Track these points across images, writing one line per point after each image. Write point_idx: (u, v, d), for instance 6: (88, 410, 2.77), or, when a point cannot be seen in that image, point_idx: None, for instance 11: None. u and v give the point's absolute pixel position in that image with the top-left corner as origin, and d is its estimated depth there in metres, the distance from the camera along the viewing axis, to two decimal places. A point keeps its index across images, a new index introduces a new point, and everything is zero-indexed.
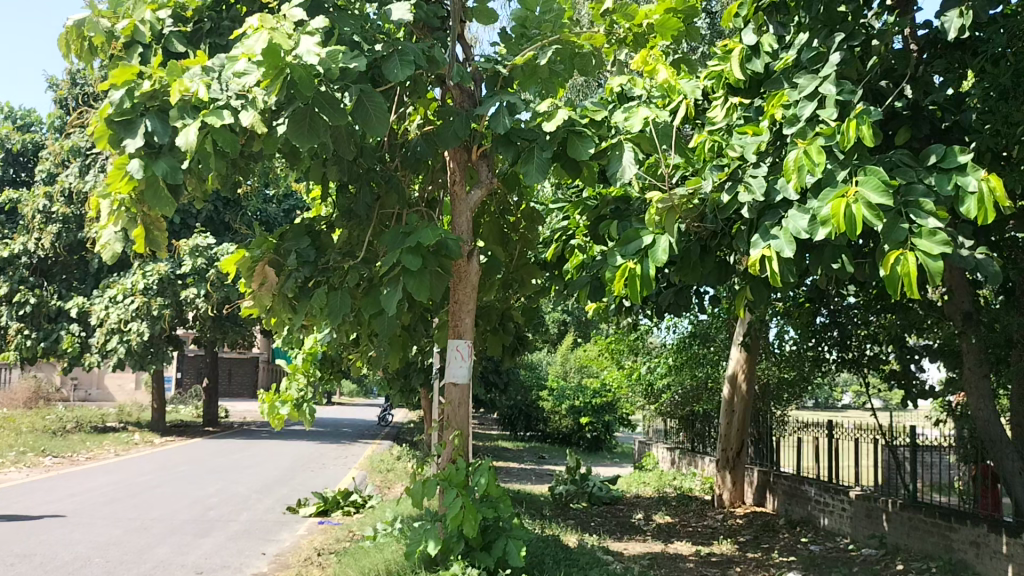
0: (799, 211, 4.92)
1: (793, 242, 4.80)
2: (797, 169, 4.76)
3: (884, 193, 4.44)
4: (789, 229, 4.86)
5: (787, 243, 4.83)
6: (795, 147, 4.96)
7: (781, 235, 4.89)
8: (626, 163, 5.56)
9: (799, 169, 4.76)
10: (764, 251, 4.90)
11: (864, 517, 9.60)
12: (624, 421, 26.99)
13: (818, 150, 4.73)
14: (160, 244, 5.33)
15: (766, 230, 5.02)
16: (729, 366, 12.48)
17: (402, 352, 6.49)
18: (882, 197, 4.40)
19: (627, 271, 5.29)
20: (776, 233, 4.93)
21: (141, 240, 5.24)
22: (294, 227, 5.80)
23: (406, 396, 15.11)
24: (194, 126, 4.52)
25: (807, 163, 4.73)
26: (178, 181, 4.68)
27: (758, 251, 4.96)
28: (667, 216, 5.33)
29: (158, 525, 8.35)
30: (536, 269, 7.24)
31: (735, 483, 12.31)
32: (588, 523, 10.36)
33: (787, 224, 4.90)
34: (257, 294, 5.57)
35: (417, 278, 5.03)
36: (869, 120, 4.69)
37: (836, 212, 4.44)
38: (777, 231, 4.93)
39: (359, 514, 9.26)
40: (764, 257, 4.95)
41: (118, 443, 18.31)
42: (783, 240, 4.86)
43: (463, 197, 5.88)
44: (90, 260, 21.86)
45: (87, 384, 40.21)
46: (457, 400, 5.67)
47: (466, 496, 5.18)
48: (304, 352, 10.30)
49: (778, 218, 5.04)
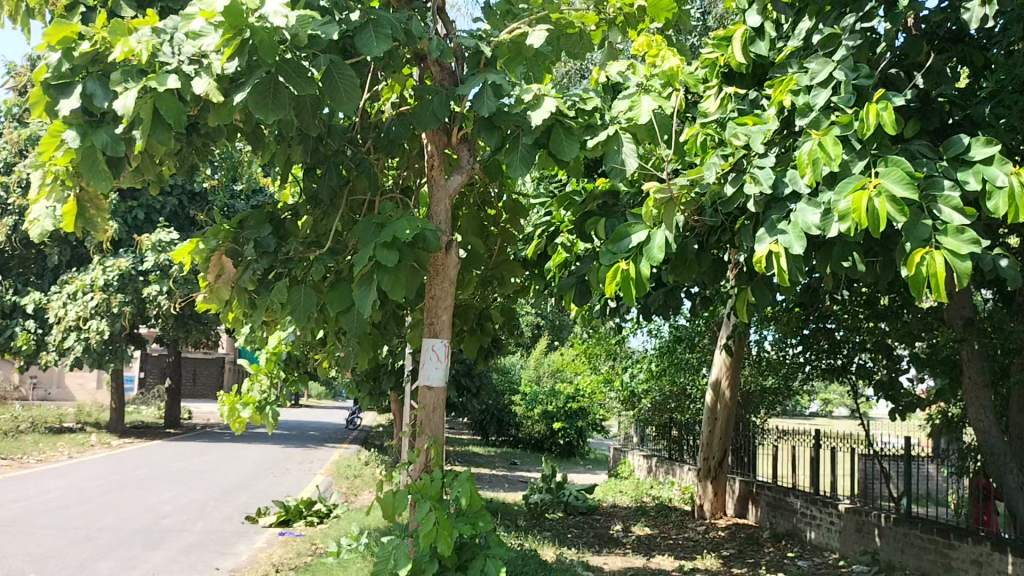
0: (809, 206, 4.49)
1: (804, 238, 4.36)
2: (811, 162, 4.31)
3: (908, 185, 3.94)
4: (799, 225, 4.42)
5: (797, 239, 4.38)
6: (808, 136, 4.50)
7: (790, 230, 4.45)
8: (628, 154, 5.17)
9: (813, 161, 4.32)
10: (770, 247, 4.46)
11: (854, 532, 9.25)
12: (597, 427, 26.67)
13: (834, 141, 4.26)
14: (100, 224, 4.89)
15: (772, 224, 4.60)
16: (711, 372, 12.06)
17: (371, 352, 5.98)
18: (906, 190, 3.90)
19: (620, 269, 4.84)
20: (783, 228, 4.52)
21: (72, 218, 4.72)
22: (255, 213, 5.28)
23: (375, 400, 14.61)
24: (134, 90, 4.08)
25: (822, 155, 4.27)
26: (119, 154, 4.27)
27: (763, 248, 4.52)
28: (666, 208, 4.85)
29: (105, 536, 7.79)
30: (517, 266, 6.76)
31: (716, 494, 11.93)
32: (564, 534, 9.92)
33: (796, 218, 4.47)
34: (214, 287, 5.10)
35: (393, 276, 4.55)
36: (892, 106, 4.21)
37: (857, 205, 3.92)
38: (784, 226, 4.50)
39: (324, 525, 8.76)
40: (770, 254, 4.51)
41: (74, 445, 17.61)
42: (792, 235, 4.42)
43: (441, 183, 5.38)
44: (48, 254, 21.08)
45: (47, 383, 39.20)
46: (432, 404, 5.19)
47: (440, 511, 4.66)
48: (267, 351, 9.74)
49: (786, 212, 4.63)
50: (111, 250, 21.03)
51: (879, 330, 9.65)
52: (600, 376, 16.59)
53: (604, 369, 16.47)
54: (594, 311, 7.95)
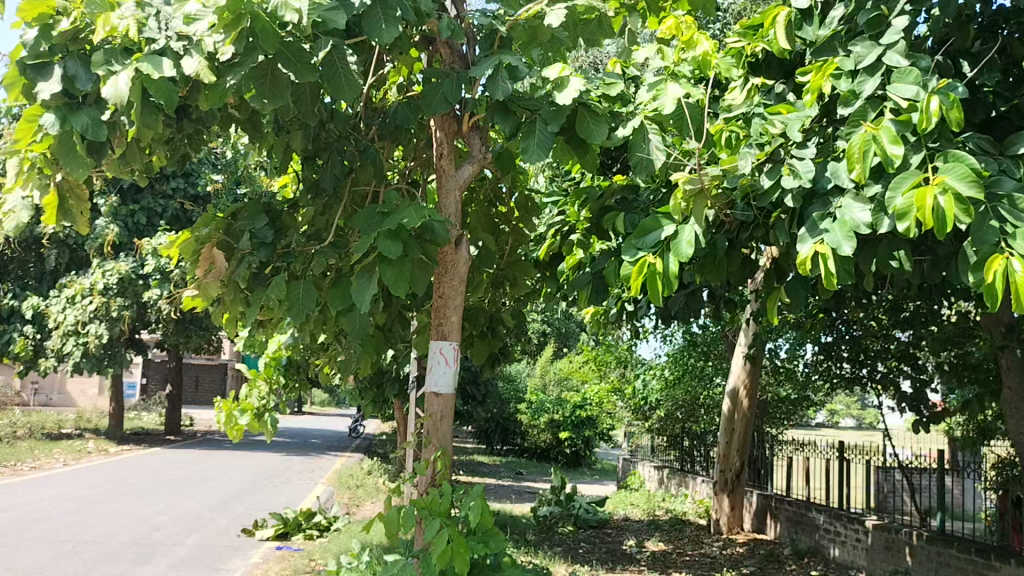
0: (856, 201, 4.11)
1: (853, 236, 3.95)
2: (861, 155, 3.87)
3: (975, 182, 3.52)
4: (848, 223, 4.02)
5: (845, 237, 3.98)
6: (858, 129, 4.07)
7: (837, 229, 4.04)
8: (654, 148, 4.74)
9: (865, 158, 3.86)
10: (817, 248, 4.05)
11: (883, 550, 8.80)
12: (605, 436, 26.22)
13: (893, 137, 3.80)
14: (81, 217, 4.47)
15: (814, 222, 4.19)
16: (728, 381, 11.61)
17: (375, 355, 5.57)
18: (972, 188, 3.49)
19: (646, 266, 4.46)
20: (828, 225, 4.11)
21: (51, 209, 4.32)
22: (249, 204, 4.83)
23: (378, 407, 14.21)
24: (126, 73, 3.66)
25: (878, 147, 3.83)
26: (103, 139, 3.83)
27: (807, 249, 4.11)
28: (695, 201, 4.41)
29: (92, 550, 7.39)
30: (530, 267, 6.37)
31: (733, 507, 11.47)
32: (576, 550, 9.50)
33: (843, 215, 4.08)
34: (203, 284, 4.72)
35: (396, 269, 4.20)
36: (957, 99, 3.83)
37: (921, 204, 3.49)
38: (828, 224, 4.10)
39: (323, 539, 8.35)
40: (815, 254, 4.10)
41: (70, 451, 17.23)
42: (840, 234, 4.01)
43: (451, 173, 4.97)
44: (47, 257, 20.75)
45: (48, 389, 38.90)
46: (440, 413, 4.77)
47: (452, 528, 4.23)
48: (267, 356, 9.33)
49: (828, 208, 4.23)
50: (111, 254, 20.69)
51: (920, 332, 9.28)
52: (610, 385, 16.20)
53: (613, 377, 16.05)
54: (610, 316, 7.56)
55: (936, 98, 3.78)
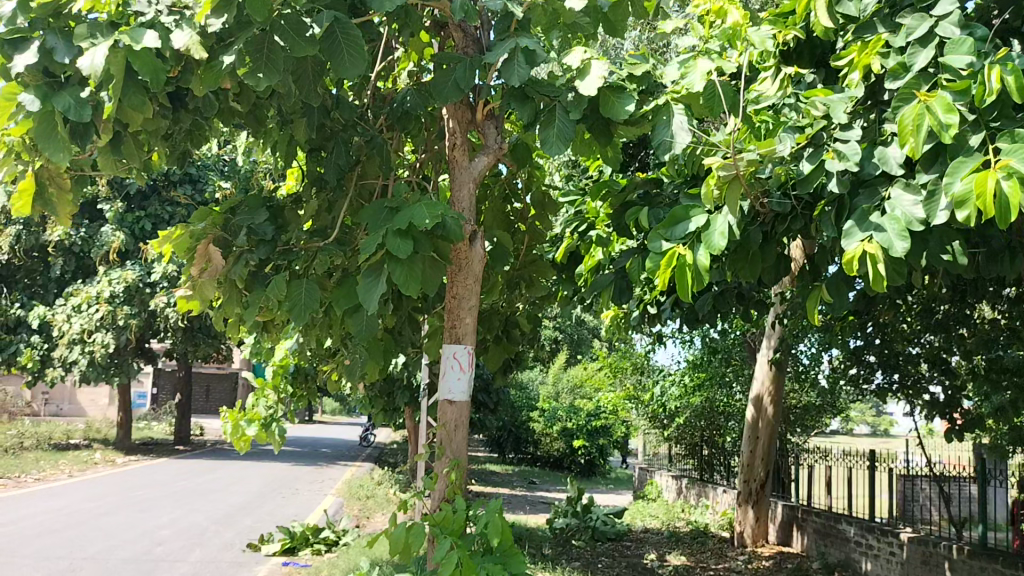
0: (906, 191, 3.82)
1: (907, 235, 3.61)
2: (915, 131, 3.53)
3: None
4: (900, 218, 3.69)
5: (898, 235, 3.63)
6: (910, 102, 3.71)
7: (888, 226, 3.70)
8: (678, 128, 4.36)
9: (919, 131, 3.52)
10: (864, 247, 3.70)
11: (920, 565, 8.39)
12: (619, 445, 25.84)
13: (947, 106, 3.46)
14: (59, 207, 4.12)
15: (862, 216, 3.88)
16: (751, 387, 11.22)
17: (383, 362, 5.22)
18: None
19: (675, 257, 4.18)
20: (877, 221, 3.77)
21: (25, 194, 3.97)
22: (247, 197, 4.50)
23: (389, 416, 13.90)
24: (105, 45, 3.36)
25: (931, 121, 3.49)
26: (84, 121, 3.52)
27: (855, 247, 3.76)
28: (731, 187, 4.07)
29: (90, 567, 7.07)
30: (548, 267, 6.02)
31: (758, 519, 11.07)
32: (594, 565, 9.12)
33: (893, 209, 3.77)
34: (199, 283, 4.39)
35: (407, 268, 3.83)
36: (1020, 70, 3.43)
37: (981, 188, 3.15)
38: (877, 220, 3.77)
39: (332, 554, 8.02)
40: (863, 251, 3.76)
41: (76, 462, 16.95)
42: (893, 232, 3.66)
43: (465, 165, 4.57)
44: (53, 265, 20.56)
45: (59, 399, 38.78)
46: (453, 422, 4.42)
47: (464, 548, 3.86)
48: (273, 364, 9.06)
49: (876, 200, 3.92)
50: (118, 262, 20.49)
51: (956, 335, 8.98)
52: (625, 392, 15.85)
53: (629, 384, 15.72)
54: (632, 319, 7.23)
55: (997, 71, 3.44)
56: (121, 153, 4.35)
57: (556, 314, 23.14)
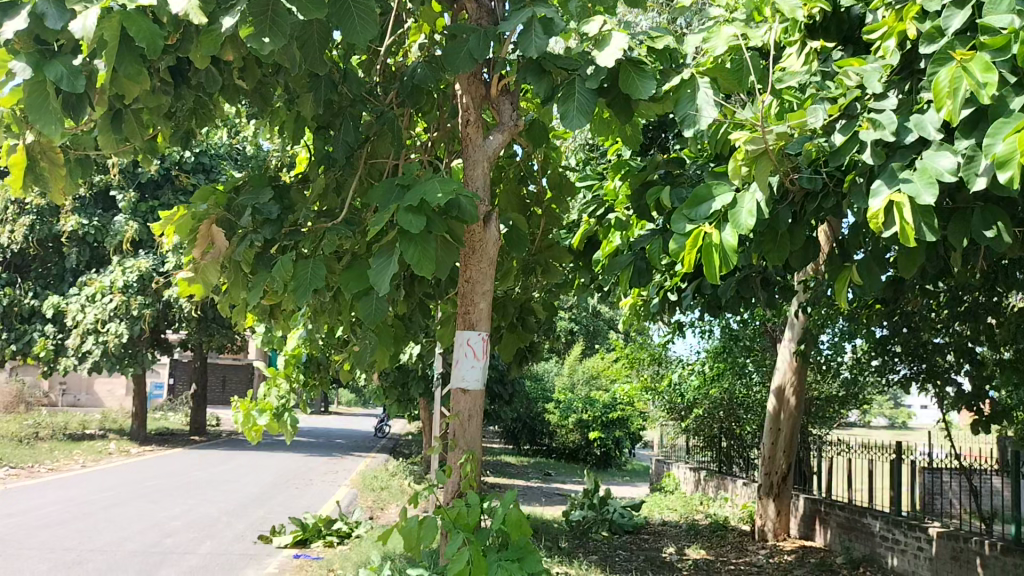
0: (940, 151, 3.53)
1: (936, 184, 3.35)
2: (952, 92, 3.25)
3: None
4: (930, 170, 3.42)
5: (927, 185, 3.37)
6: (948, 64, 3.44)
7: (918, 177, 3.43)
8: (703, 102, 4.10)
9: (955, 94, 3.24)
10: (891, 198, 3.41)
11: (950, 561, 8.15)
12: (635, 437, 25.67)
13: (986, 66, 3.17)
14: (51, 181, 4.17)
15: (891, 174, 3.58)
16: (773, 378, 10.98)
17: (395, 349, 5.03)
18: None
19: (701, 236, 3.93)
20: (905, 176, 3.48)
21: (16, 169, 4.00)
22: (252, 176, 4.31)
23: (404, 406, 13.77)
24: (95, 7, 3.17)
25: (968, 81, 3.20)
26: (77, 92, 3.34)
27: (879, 201, 3.46)
28: (759, 164, 3.86)
29: (97, 559, 6.94)
30: (565, 251, 5.81)
31: (780, 513, 10.86)
32: (612, 559, 8.93)
33: (924, 165, 3.48)
34: (202, 266, 4.19)
35: (419, 246, 3.65)
36: None
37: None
38: (906, 174, 3.48)
39: (344, 546, 7.88)
40: (890, 206, 3.46)
41: (90, 452, 16.92)
42: (922, 182, 3.39)
43: (478, 143, 4.36)
44: (67, 255, 20.55)
45: (76, 389, 38.94)
46: (467, 412, 4.22)
47: (476, 544, 3.66)
48: (286, 353, 8.80)
49: (908, 160, 3.65)
50: (131, 251, 20.44)
51: (985, 324, 8.71)
52: (642, 382, 15.65)
53: (646, 375, 15.51)
54: (652, 306, 7.03)
55: None
56: (122, 129, 4.49)
57: (571, 305, 22.92)
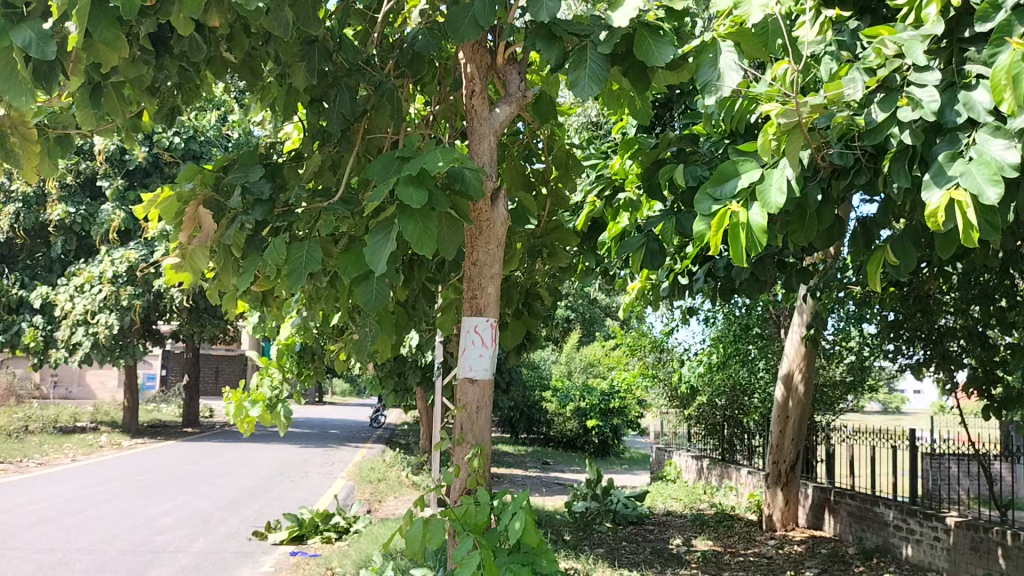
0: (995, 135, 3.31)
1: (999, 179, 3.06)
2: (1011, 84, 2.92)
3: None
4: (990, 162, 3.16)
5: (989, 180, 3.09)
6: (1005, 49, 3.13)
7: (977, 170, 3.17)
8: (726, 66, 3.82)
9: (1016, 84, 2.91)
10: (951, 196, 3.16)
11: (969, 551, 7.93)
12: (633, 424, 25.55)
13: None
14: (24, 160, 3.91)
15: (943, 163, 3.33)
16: (780, 364, 10.77)
17: (395, 338, 4.75)
18: None
19: (727, 216, 3.65)
20: (961, 168, 3.25)
21: None
22: (241, 153, 4.02)
23: (401, 396, 13.54)
24: None
25: None
26: (47, 61, 3.02)
27: (938, 198, 3.23)
28: (791, 137, 3.59)
29: (85, 559, 6.66)
30: (572, 233, 5.51)
31: (788, 502, 10.66)
32: (618, 551, 8.68)
33: (980, 154, 3.24)
34: (190, 252, 3.91)
35: (419, 225, 3.36)
36: None
37: None
38: (960, 166, 3.25)
39: (343, 542, 7.63)
40: (949, 203, 3.21)
41: (81, 445, 16.61)
42: (982, 176, 3.13)
43: (484, 115, 4.07)
44: (54, 245, 20.18)
45: (68, 382, 38.52)
46: (475, 403, 3.93)
47: (487, 547, 3.38)
48: (278, 341, 8.50)
49: (959, 147, 3.39)
50: (120, 240, 20.10)
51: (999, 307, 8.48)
52: (642, 370, 15.46)
53: (647, 362, 15.32)
54: (662, 290, 6.77)
55: None
56: (102, 104, 4.20)
57: (569, 292, 22.68)
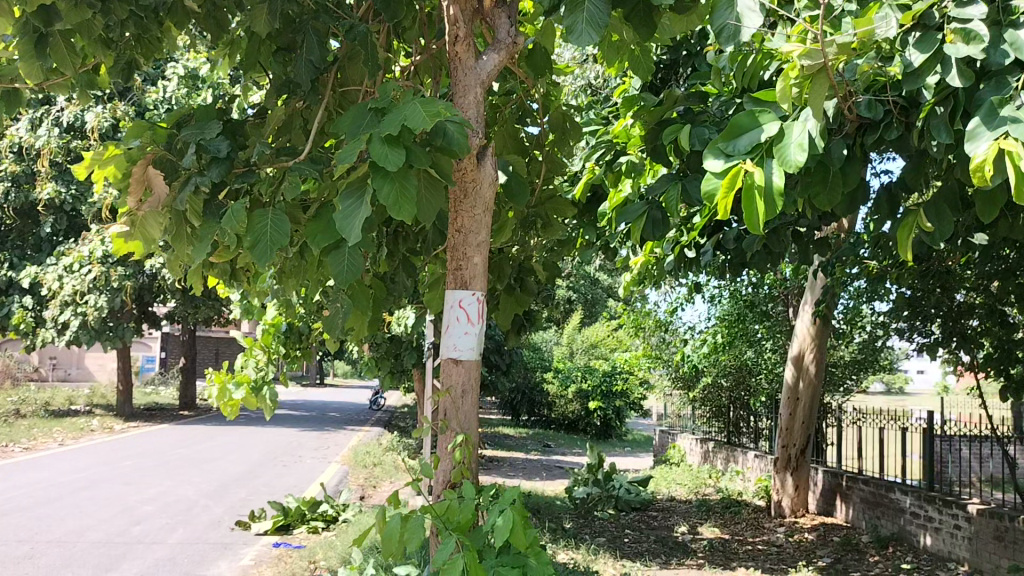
0: None
1: None
2: None
3: None
4: None
5: None
6: None
7: None
8: (745, 7, 3.31)
9: None
10: (999, 145, 2.71)
11: (992, 541, 7.54)
12: (636, 406, 25.26)
13: None
14: None
15: (990, 109, 2.89)
16: (791, 345, 10.39)
17: (374, 313, 4.32)
18: None
19: (740, 175, 3.11)
20: (1011, 114, 2.80)
21: None
22: (198, 107, 3.54)
23: (396, 378, 13.19)
24: None
25: None
26: None
27: (986, 149, 2.76)
28: (818, 84, 3.17)
29: (54, 551, 6.29)
30: (569, 202, 5.07)
31: (798, 488, 10.29)
32: (620, 540, 8.31)
33: None
34: (140, 220, 3.48)
35: (397, 186, 2.90)
36: None
37: None
38: (1010, 112, 2.80)
39: (330, 533, 7.26)
40: (996, 154, 2.77)
41: (71, 429, 16.30)
42: None
43: (470, 64, 3.61)
44: (44, 224, 19.79)
45: (66, 364, 38.25)
46: (460, 386, 3.51)
47: (472, 548, 2.97)
48: (264, 322, 8.21)
49: (1008, 92, 2.94)
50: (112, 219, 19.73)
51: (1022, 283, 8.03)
52: (645, 350, 15.12)
53: (650, 342, 14.96)
54: (666, 264, 6.35)
55: None
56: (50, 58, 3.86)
57: (571, 270, 22.34)
